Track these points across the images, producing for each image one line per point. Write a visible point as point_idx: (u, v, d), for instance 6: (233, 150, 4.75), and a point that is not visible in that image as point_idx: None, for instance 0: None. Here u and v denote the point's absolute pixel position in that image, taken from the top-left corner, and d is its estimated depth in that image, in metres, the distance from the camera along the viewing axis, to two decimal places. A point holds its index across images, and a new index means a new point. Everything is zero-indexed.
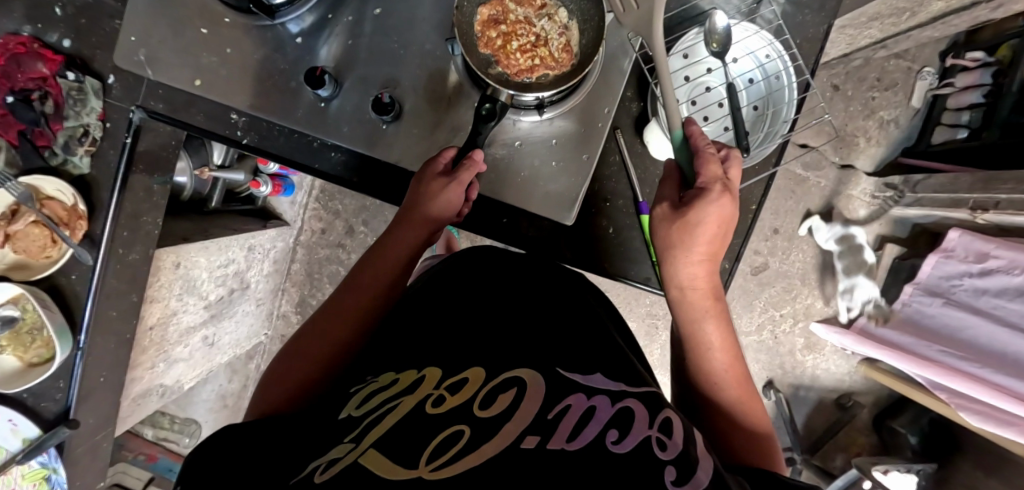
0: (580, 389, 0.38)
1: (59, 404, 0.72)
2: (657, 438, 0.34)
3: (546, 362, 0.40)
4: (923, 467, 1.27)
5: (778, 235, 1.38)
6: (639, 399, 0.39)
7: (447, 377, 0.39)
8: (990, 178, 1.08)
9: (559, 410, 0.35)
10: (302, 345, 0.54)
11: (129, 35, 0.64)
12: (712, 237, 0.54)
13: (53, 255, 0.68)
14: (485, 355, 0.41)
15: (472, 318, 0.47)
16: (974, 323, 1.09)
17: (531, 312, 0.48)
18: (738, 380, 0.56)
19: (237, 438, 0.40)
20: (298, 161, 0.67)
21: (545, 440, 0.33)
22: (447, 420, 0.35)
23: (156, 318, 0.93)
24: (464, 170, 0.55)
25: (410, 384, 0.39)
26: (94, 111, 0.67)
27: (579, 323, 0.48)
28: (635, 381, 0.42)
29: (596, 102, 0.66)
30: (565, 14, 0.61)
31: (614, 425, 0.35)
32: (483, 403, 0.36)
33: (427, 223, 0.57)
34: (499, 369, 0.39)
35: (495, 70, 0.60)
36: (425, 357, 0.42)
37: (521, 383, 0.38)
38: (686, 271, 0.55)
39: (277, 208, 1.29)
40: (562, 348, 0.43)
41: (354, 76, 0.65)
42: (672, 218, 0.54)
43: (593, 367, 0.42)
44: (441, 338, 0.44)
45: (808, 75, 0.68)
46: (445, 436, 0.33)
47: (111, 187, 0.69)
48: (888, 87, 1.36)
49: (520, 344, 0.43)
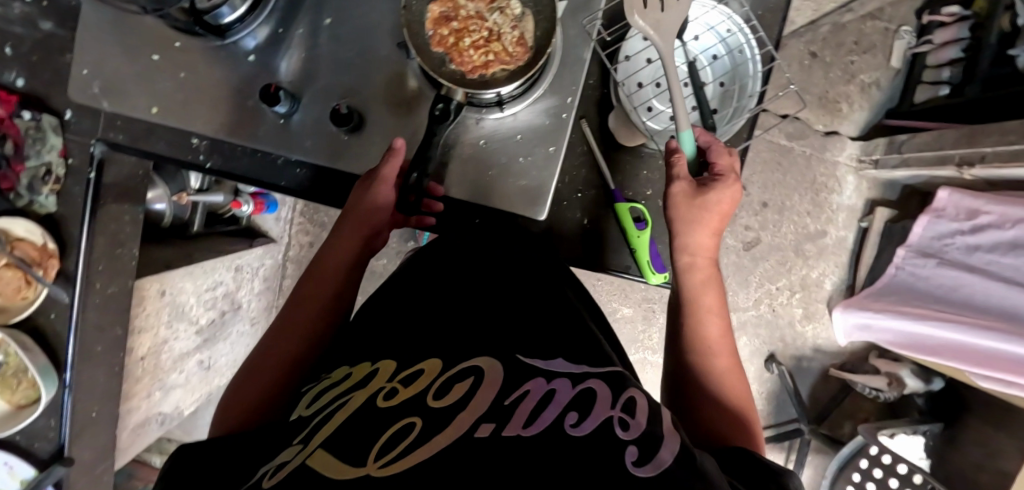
0: (539, 375, 0.38)
1: (52, 443, 0.71)
2: (619, 418, 0.35)
3: (506, 351, 0.41)
4: (929, 428, 1.29)
5: (767, 209, 1.38)
6: (602, 379, 0.39)
7: (401, 370, 0.39)
8: (975, 133, 1.08)
9: (516, 397, 0.35)
10: (256, 364, 0.54)
11: (82, 68, 0.63)
12: (721, 212, 0.59)
13: (29, 295, 0.68)
14: (444, 347, 0.42)
15: (431, 312, 0.47)
16: (969, 281, 1.07)
17: (492, 301, 0.49)
18: (725, 349, 0.58)
19: (196, 451, 0.40)
20: (263, 180, 0.67)
21: (499, 427, 0.32)
22: (399, 413, 0.34)
23: (147, 348, 0.94)
24: (386, 165, 0.57)
25: (362, 379, 0.39)
26: (55, 148, 0.66)
27: (540, 312, 0.48)
28: (598, 364, 0.42)
29: (559, 93, 0.64)
30: (517, 7, 0.59)
31: (574, 407, 0.35)
32: (437, 393, 0.36)
33: (362, 229, 0.58)
34: (456, 361, 0.39)
35: (449, 69, 0.58)
36: (383, 352, 0.43)
37: (478, 372, 0.38)
38: (701, 240, 0.59)
39: (262, 225, 1.30)
40: (521, 336, 0.43)
41: (313, 88, 0.65)
42: (691, 197, 0.57)
43: (554, 352, 0.42)
44: (399, 333, 0.45)
45: (770, 46, 0.67)
46: (396, 430, 0.33)
47: (81, 221, 0.68)
48: (867, 49, 1.35)
49: (479, 334, 0.43)
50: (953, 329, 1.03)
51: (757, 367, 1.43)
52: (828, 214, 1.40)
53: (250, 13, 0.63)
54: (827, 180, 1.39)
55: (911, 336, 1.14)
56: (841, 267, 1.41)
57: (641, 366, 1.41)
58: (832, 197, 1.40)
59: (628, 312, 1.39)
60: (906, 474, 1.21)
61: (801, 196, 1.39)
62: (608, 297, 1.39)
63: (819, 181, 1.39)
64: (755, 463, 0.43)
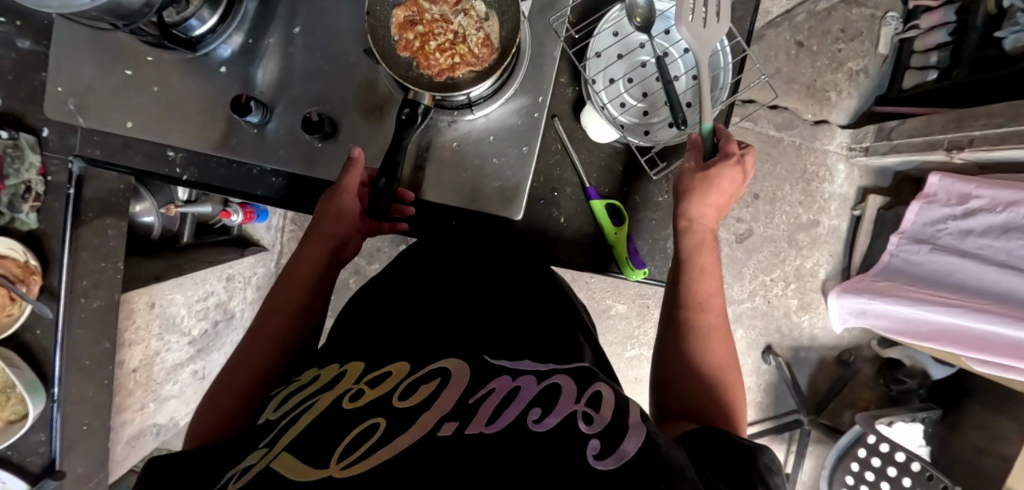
0: (505, 373, 0.38)
1: (45, 457, 0.72)
2: (583, 412, 0.35)
3: (473, 351, 0.41)
4: (927, 415, 1.28)
5: (759, 200, 1.38)
6: (568, 375, 0.39)
7: (368, 371, 0.39)
8: (962, 117, 1.08)
9: (480, 395, 0.35)
10: (230, 376, 0.54)
11: (57, 86, 0.65)
12: (725, 189, 0.59)
13: (14, 312, 0.68)
14: (412, 350, 0.41)
15: (400, 313, 0.48)
16: (962, 266, 1.07)
17: (463, 302, 0.49)
18: (716, 312, 0.57)
19: (171, 462, 0.41)
20: (240, 190, 0.67)
21: (462, 425, 0.33)
22: (364, 414, 0.35)
23: (139, 360, 0.95)
24: (347, 176, 0.60)
25: (329, 381, 0.40)
26: (34, 166, 0.67)
27: (509, 313, 0.48)
28: (565, 361, 0.42)
29: (530, 91, 0.64)
30: (482, 8, 0.59)
31: (538, 403, 0.35)
32: (403, 394, 0.36)
33: (326, 241, 0.60)
34: (424, 362, 0.39)
35: (417, 73, 0.58)
36: (353, 354, 0.43)
37: (445, 374, 0.38)
38: (699, 210, 0.59)
39: (254, 234, 1.28)
40: (488, 337, 0.43)
41: (286, 97, 0.65)
42: (695, 171, 0.59)
43: (521, 353, 0.42)
44: (369, 336, 0.45)
45: (740, 37, 0.67)
46: (360, 431, 0.33)
47: (62, 238, 0.69)
48: (854, 37, 1.35)
49: (446, 335, 0.43)
50: (946, 312, 1.03)
51: (755, 360, 1.42)
52: (820, 203, 1.39)
53: (221, 23, 0.63)
54: (818, 169, 1.38)
55: (903, 320, 1.13)
56: (835, 256, 1.40)
57: (637, 361, 1.41)
58: (823, 186, 1.39)
59: (622, 308, 1.39)
60: (902, 462, 1.20)
61: (792, 187, 1.38)
62: (602, 294, 1.38)
63: (810, 171, 1.38)
64: (729, 441, 0.43)
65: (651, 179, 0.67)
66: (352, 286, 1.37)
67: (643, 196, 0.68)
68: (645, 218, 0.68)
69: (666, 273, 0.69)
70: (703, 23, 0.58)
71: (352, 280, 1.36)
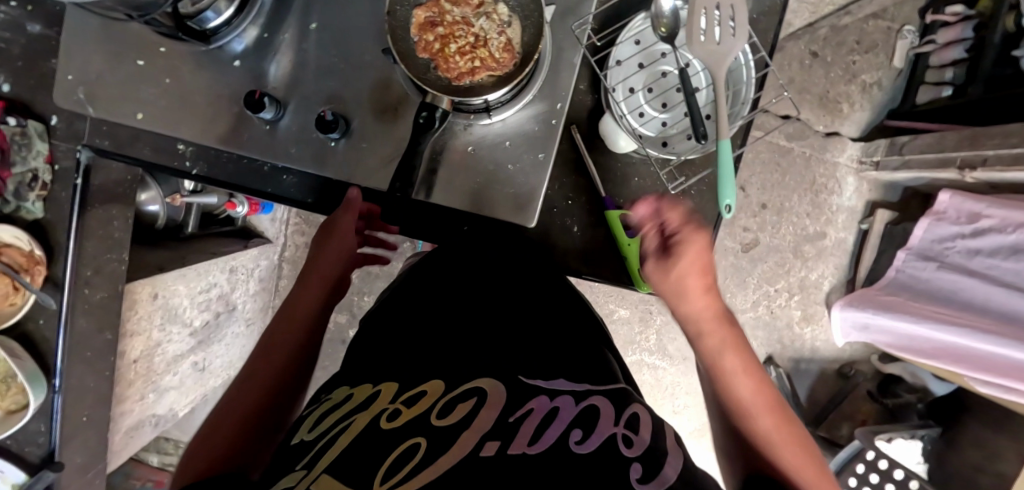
0: (542, 393, 0.39)
1: (43, 448, 0.71)
2: (623, 434, 0.35)
3: (508, 372, 0.42)
4: (926, 433, 1.28)
5: (766, 210, 1.37)
6: (604, 397, 0.40)
7: (403, 390, 0.40)
8: (976, 136, 1.06)
9: (520, 414, 0.36)
10: (238, 391, 0.54)
11: (66, 74, 0.63)
12: (699, 274, 0.54)
13: (18, 301, 0.67)
14: (447, 370, 0.43)
15: (429, 339, 0.49)
16: (968, 285, 1.06)
17: (490, 326, 0.50)
18: (769, 411, 0.50)
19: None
20: (252, 187, 0.67)
21: (505, 444, 0.33)
22: (403, 434, 0.35)
23: (140, 351, 0.94)
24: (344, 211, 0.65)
25: (363, 402, 0.40)
26: (41, 154, 0.67)
27: (537, 337, 0.50)
28: (600, 382, 0.43)
29: (548, 98, 0.63)
30: (505, 11, 0.58)
31: (579, 425, 0.35)
32: (440, 413, 0.37)
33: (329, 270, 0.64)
34: (458, 382, 0.40)
35: (435, 76, 0.57)
36: (386, 373, 0.45)
37: (481, 393, 0.39)
38: (694, 307, 0.54)
39: (258, 226, 1.27)
40: (520, 358, 0.45)
41: (299, 94, 0.64)
42: (659, 269, 0.54)
43: (556, 373, 0.43)
44: (401, 357, 0.47)
45: (764, 53, 0.66)
46: (401, 451, 0.33)
47: (67, 228, 0.68)
48: (869, 49, 1.34)
49: (479, 358, 0.45)
50: (950, 332, 1.01)
51: None
52: (827, 216, 1.39)
53: (237, 16, 0.62)
54: (827, 181, 1.37)
55: (911, 336, 1.11)
56: (840, 268, 1.40)
57: (637, 368, 1.41)
58: (831, 198, 1.38)
59: (624, 313, 1.39)
60: (901, 480, 1.21)
61: (800, 198, 1.37)
62: (605, 299, 1.38)
63: (819, 182, 1.37)
64: None
65: (671, 192, 0.66)
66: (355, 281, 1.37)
67: None
68: None
69: None
70: (720, 38, 0.57)
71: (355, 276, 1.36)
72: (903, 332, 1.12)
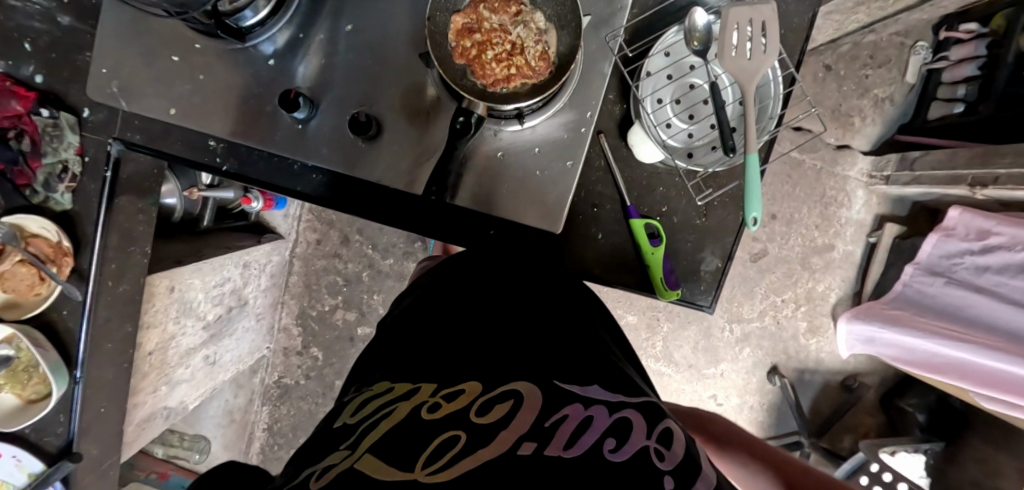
0: (577, 401, 0.43)
1: (62, 438, 0.72)
2: (656, 449, 0.40)
3: (544, 376, 0.46)
4: (930, 447, 1.27)
5: (776, 221, 1.38)
6: (637, 410, 0.44)
7: (442, 387, 0.46)
8: (987, 154, 1.06)
9: (556, 419, 0.41)
10: None
11: (100, 67, 0.64)
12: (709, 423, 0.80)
13: (43, 292, 0.68)
14: (484, 369, 0.47)
15: (466, 333, 0.52)
16: (975, 302, 1.06)
17: (521, 327, 0.52)
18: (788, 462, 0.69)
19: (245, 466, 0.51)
20: (280, 186, 0.68)
21: (541, 446, 0.38)
22: (443, 426, 0.41)
23: (155, 344, 0.93)
24: None
25: (405, 393, 0.46)
26: (72, 146, 0.68)
27: (572, 339, 0.52)
28: (633, 394, 0.47)
29: (580, 105, 0.64)
30: (541, 20, 0.59)
31: (612, 434, 0.40)
32: (479, 410, 0.42)
33: None
34: (496, 383, 0.45)
35: (471, 81, 0.58)
36: (420, 367, 0.49)
37: (518, 395, 0.43)
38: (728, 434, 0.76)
39: (271, 222, 1.28)
40: (556, 360, 0.48)
41: (331, 95, 0.65)
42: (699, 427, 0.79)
43: (591, 379, 0.47)
44: (438, 351, 0.51)
45: (793, 69, 0.67)
46: (445, 439, 0.40)
47: (95, 218, 0.68)
48: (882, 64, 1.34)
49: (516, 359, 0.48)
50: (956, 347, 1.02)
51: (760, 379, 1.42)
52: (836, 228, 1.39)
53: (272, 16, 0.62)
54: (837, 194, 1.38)
55: (914, 350, 1.12)
56: (847, 281, 1.40)
57: None
58: (841, 211, 1.39)
59: (632, 319, 1.39)
60: None
61: (810, 209, 1.38)
62: (613, 305, 1.38)
63: (829, 195, 1.38)
64: None
65: (694, 203, 0.68)
66: (364, 279, 1.38)
67: (681, 217, 0.68)
68: (682, 240, 0.69)
69: (701, 294, 0.69)
70: (751, 54, 0.58)
71: (365, 274, 1.37)
72: (907, 345, 1.12)
